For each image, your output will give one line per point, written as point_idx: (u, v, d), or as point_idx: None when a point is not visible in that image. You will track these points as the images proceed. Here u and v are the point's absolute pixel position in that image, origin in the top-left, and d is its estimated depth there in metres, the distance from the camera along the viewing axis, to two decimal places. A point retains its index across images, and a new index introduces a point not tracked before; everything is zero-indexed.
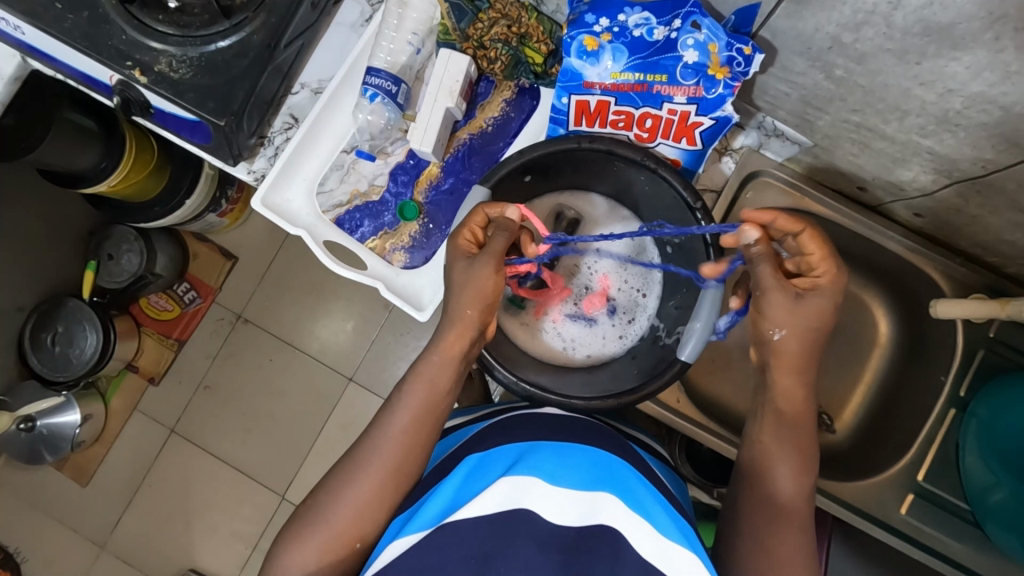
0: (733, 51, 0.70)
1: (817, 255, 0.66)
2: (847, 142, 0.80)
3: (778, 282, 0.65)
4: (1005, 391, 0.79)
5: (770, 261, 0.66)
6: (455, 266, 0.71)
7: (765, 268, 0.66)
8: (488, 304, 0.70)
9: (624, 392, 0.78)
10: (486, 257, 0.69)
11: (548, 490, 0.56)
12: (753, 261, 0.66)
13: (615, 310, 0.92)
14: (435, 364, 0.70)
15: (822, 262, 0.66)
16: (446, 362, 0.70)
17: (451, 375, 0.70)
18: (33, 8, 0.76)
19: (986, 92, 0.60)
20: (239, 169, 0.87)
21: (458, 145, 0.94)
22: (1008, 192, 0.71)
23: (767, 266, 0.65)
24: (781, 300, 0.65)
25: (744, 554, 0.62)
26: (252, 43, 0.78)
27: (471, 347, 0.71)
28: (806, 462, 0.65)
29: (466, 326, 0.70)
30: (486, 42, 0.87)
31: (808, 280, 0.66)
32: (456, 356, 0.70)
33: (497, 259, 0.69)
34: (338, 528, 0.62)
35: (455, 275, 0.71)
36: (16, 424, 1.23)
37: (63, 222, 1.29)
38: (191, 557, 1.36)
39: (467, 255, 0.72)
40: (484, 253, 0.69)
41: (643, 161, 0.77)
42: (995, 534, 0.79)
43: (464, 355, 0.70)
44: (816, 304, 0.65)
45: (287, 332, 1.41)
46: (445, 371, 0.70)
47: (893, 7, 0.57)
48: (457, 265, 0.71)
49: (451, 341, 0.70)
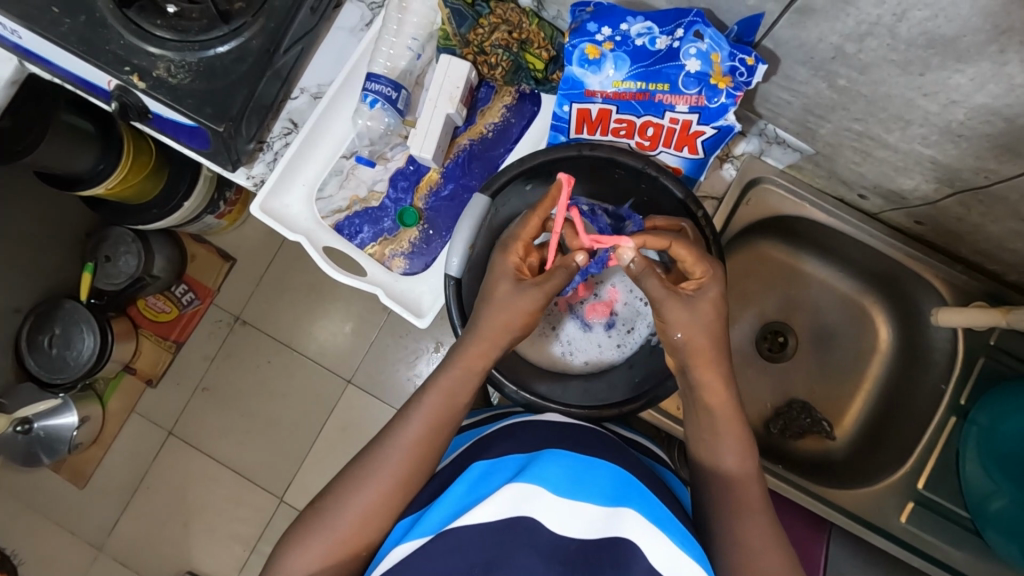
0: (735, 62, 0.69)
1: (692, 260, 0.67)
2: (848, 150, 0.80)
3: (666, 290, 0.66)
4: (1005, 400, 0.79)
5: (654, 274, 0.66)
6: (498, 286, 0.70)
7: (651, 281, 0.66)
8: (519, 329, 0.71)
9: (625, 402, 0.80)
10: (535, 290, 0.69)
11: (555, 498, 0.56)
12: (637, 279, 0.67)
13: (614, 323, 0.91)
14: (456, 375, 0.70)
15: (697, 264, 0.67)
16: (450, 366, 0.70)
17: (468, 384, 0.70)
18: (29, 11, 0.75)
19: (990, 103, 0.60)
20: (238, 176, 0.86)
21: (458, 151, 0.93)
22: (1010, 202, 0.71)
23: (652, 278, 0.66)
24: (677, 305, 0.65)
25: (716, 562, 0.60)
26: (251, 48, 0.77)
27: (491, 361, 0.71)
28: (747, 460, 0.65)
29: (491, 336, 0.70)
30: (486, 47, 0.85)
31: (691, 282, 0.68)
32: (476, 366, 0.70)
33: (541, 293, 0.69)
34: (343, 534, 0.62)
35: (495, 295, 0.70)
36: (13, 425, 1.23)
37: (60, 223, 1.28)
38: (189, 559, 1.35)
39: (516, 277, 0.70)
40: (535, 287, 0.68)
41: (644, 169, 0.77)
42: (995, 543, 0.79)
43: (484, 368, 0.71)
44: (712, 302, 0.66)
45: (285, 334, 1.40)
46: (465, 380, 0.70)
47: (898, 19, 0.56)
48: (502, 285, 0.70)
49: (471, 348, 0.70)
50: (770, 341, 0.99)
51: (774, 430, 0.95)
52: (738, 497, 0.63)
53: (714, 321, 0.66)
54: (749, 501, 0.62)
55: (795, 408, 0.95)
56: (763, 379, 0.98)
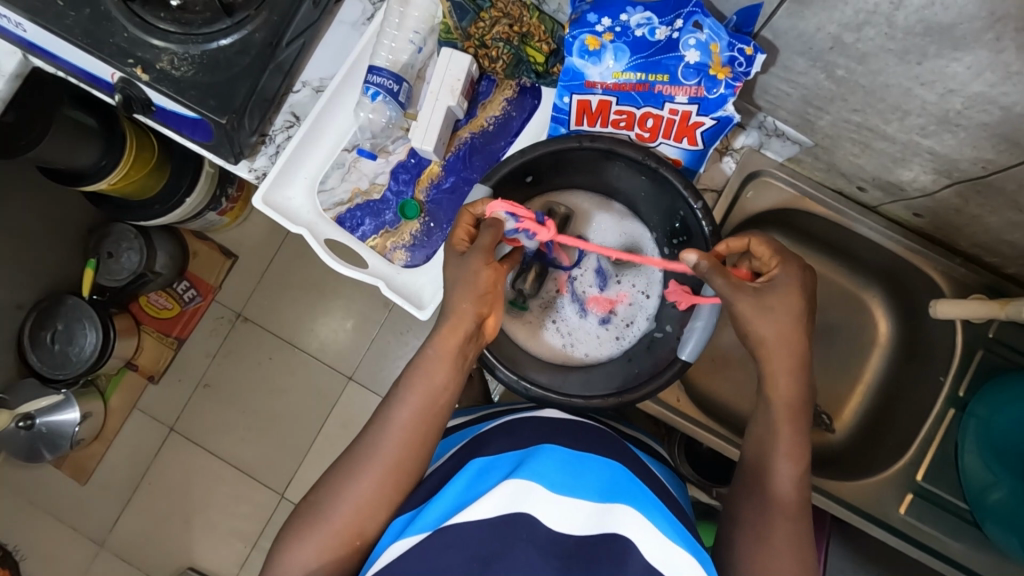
0: (735, 51, 0.71)
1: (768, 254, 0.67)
2: (847, 142, 0.80)
3: (736, 286, 0.66)
4: (1005, 391, 0.79)
5: (725, 272, 0.66)
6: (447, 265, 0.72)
7: (718, 279, 0.66)
8: (486, 296, 0.69)
9: (626, 391, 0.78)
10: (477, 252, 0.69)
11: (551, 494, 0.57)
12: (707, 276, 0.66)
13: (609, 317, 0.92)
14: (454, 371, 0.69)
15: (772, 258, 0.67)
16: (441, 356, 0.68)
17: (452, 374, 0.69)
18: (34, 4, 0.76)
19: (987, 92, 0.60)
20: (240, 168, 0.87)
21: (458, 144, 0.94)
22: (1007, 192, 0.71)
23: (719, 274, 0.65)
24: (747, 300, 0.65)
25: None
26: (254, 41, 0.78)
27: (467, 343, 0.69)
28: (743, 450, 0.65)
29: (460, 319, 0.68)
30: (486, 41, 0.87)
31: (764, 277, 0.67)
32: (450, 349, 0.68)
33: (490, 255, 0.70)
34: (337, 526, 0.62)
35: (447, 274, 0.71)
36: (15, 421, 1.23)
37: (63, 219, 1.28)
38: (190, 555, 1.36)
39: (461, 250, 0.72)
40: (474, 250, 0.69)
41: (644, 161, 0.77)
42: (993, 533, 0.79)
43: (460, 350, 0.68)
44: (787, 297, 0.65)
45: (287, 331, 1.41)
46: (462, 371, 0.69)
47: (895, 7, 0.57)
48: (450, 262, 0.71)
49: (445, 336, 0.68)
50: None
51: None
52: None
53: (789, 314, 0.65)
54: (750, 494, 0.63)
55: None
56: None
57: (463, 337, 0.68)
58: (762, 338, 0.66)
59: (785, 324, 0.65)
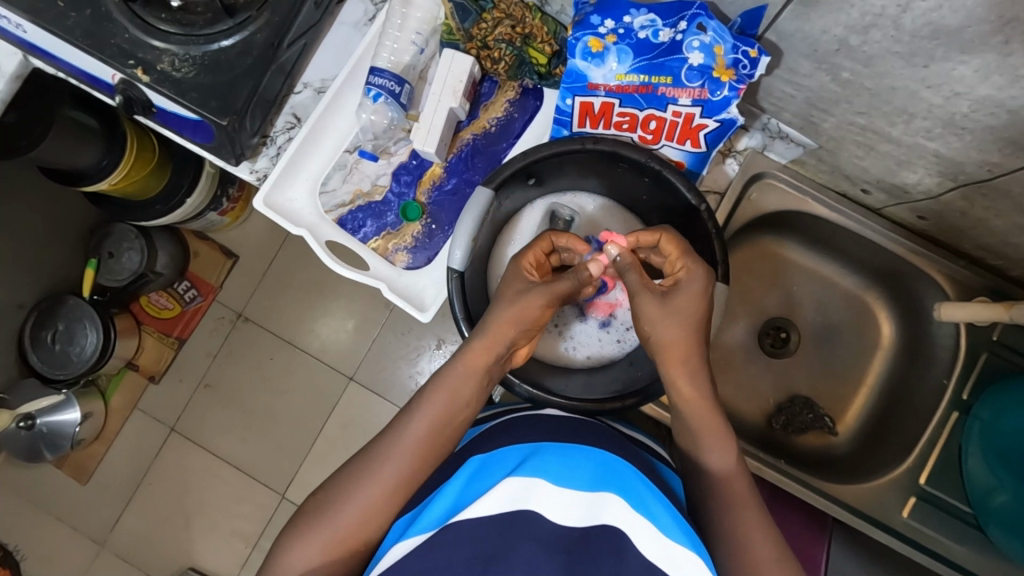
0: (739, 54, 0.70)
1: (674, 254, 0.68)
2: (851, 144, 0.80)
3: (644, 285, 0.66)
4: (1009, 395, 0.79)
5: (637, 271, 0.68)
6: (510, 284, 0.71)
7: (632, 275, 0.67)
8: (528, 328, 0.70)
9: (628, 395, 0.79)
10: (543, 289, 0.69)
11: (551, 489, 0.56)
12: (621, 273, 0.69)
13: (610, 320, 0.92)
14: (456, 371, 0.69)
15: (679, 259, 0.68)
16: (468, 373, 0.69)
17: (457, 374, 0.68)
18: (35, 5, 0.75)
19: (994, 95, 0.60)
20: (241, 169, 0.87)
21: (461, 145, 0.94)
22: (1013, 195, 0.71)
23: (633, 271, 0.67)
24: (650, 299, 0.65)
25: (717, 553, 0.60)
26: (255, 42, 0.77)
27: (495, 363, 0.70)
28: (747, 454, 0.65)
29: (493, 340, 0.69)
30: (489, 42, 0.86)
31: (670, 278, 0.67)
32: (478, 367, 0.69)
33: (552, 294, 0.69)
34: (340, 532, 0.61)
35: (506, 293, 0.70)
36: (16, 421, 1.23)
37: (63, 219, 1.28)
38: (190, 556, 1.36)
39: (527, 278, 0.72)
40: (543, 286, 0.69)
41: (647, 163, 0.76)
42: (997, 538, 0.79)
43: (487, 368, 0.70)
44: (686, 298, 0.65)
45: (287, 332, 1.41)
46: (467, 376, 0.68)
47: (902, 10, 0.56)
48: (513, 284, 0.70)
49: (475, 352, 0.69)
50: (772, 337, 0.99)
51: (776, 425, 0.95)
52: (731, 489, 0.63)
53: (691, 316, 0.65)
54: (748, 490, 0.63)
55: (797, 403, 0.95)
56: (764, 375, 0.99)
57: (493, 359, 0.70)
58: (662, 339, 0.65)
59: (688, 328, 0.64)
